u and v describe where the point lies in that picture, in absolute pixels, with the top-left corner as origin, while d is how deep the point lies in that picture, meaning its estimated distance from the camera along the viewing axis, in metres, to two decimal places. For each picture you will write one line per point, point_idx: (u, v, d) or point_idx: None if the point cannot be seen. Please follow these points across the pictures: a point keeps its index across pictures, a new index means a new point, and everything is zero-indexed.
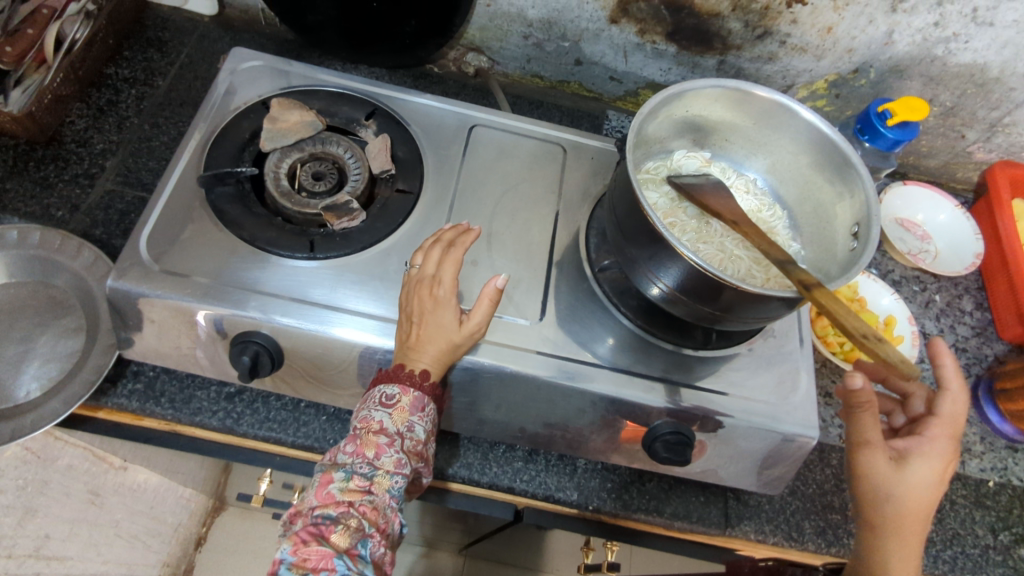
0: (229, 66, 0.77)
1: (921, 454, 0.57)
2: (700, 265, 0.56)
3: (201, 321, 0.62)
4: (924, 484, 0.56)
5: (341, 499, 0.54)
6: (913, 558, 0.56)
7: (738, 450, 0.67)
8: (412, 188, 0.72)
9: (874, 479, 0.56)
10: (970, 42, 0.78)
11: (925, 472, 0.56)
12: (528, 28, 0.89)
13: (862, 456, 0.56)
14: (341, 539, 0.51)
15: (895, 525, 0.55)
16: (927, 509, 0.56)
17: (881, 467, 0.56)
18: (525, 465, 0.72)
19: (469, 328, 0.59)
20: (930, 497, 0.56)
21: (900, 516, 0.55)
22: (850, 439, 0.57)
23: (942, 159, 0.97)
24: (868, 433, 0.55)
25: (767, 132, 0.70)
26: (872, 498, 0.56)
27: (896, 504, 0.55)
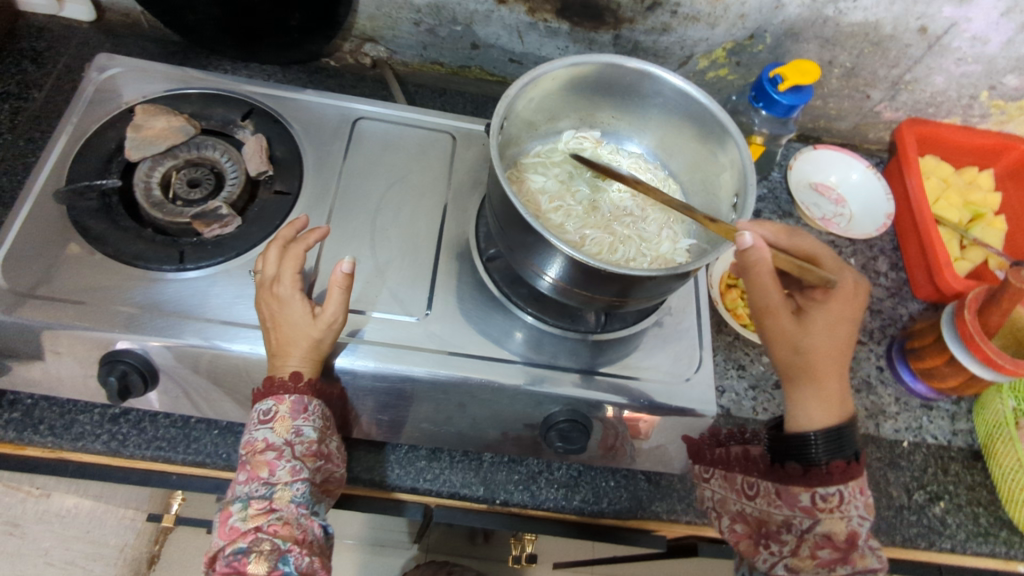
0: (91, 79, 0.74)
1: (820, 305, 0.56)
2: (572, 254, 0.53)
3: (120, 345, 0.60)
4: (829, 329, 0.56)
5: (246, 528, 0.53)
6: (835, 400, 0.56)
7: (652, 437, 0.66)
8: (290, 189, 0.70)
9: (784, 339, 0.56)
10: (859, 1, 0.77)
11: (825, 321, 0.56)
12: (417, 14, 0.86)
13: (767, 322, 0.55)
14: (259, 566, 0.52)
15: (811, 373, 0.56)
16: (838, 353, 0.56)
17: (787, 325, 0.55)
18: (429, 464, 0.71)
19: (324, 320, 0.58)
20: (837, 341, 0.56)
21: (812, 363, 0.55)
22: (754, 308, 0.55)
23: (851, 121, 0.97)
24: (770, 299, 0.54)
25: (649, 105, 0.68)
26: (788, 357, 0.56)
27: (806, 356, 0.55)
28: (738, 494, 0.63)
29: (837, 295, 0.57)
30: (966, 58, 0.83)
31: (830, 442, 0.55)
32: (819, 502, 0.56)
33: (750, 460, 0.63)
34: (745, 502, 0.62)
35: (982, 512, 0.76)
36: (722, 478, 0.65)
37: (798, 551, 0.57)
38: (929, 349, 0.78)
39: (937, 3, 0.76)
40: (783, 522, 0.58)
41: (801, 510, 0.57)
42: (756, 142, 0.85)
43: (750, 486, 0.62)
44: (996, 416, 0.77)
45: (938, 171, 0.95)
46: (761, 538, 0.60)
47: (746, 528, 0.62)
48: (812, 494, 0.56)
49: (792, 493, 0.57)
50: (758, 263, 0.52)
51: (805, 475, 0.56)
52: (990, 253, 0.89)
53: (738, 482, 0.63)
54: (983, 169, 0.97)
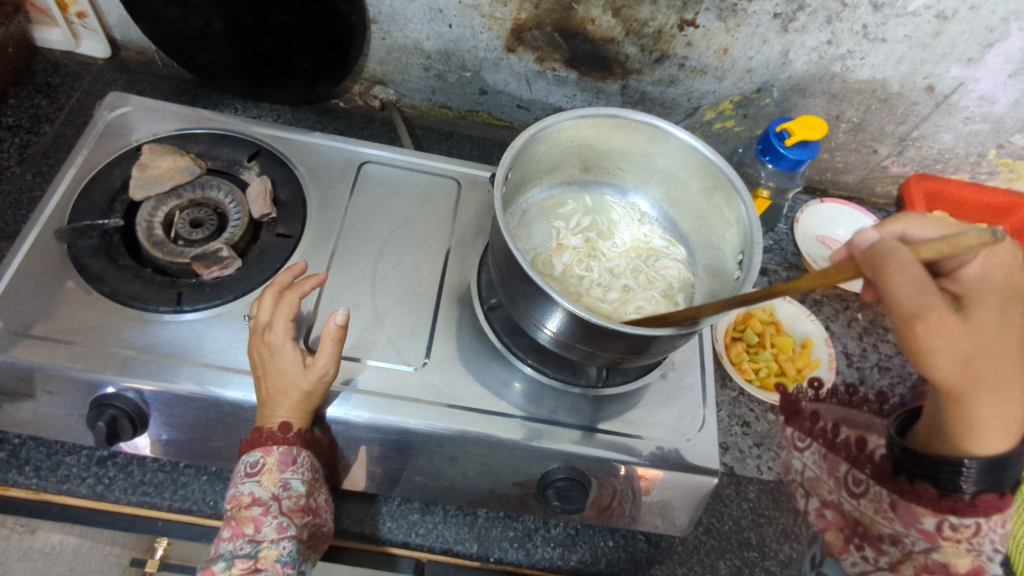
0: (101, 116, 0.75)
1: (977, 285, 0.51)
2: (572, 310, 0.52)
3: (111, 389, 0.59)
4: (991, 324, 0.50)
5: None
6: (1011, 413, 0.51)
7: (655, 493, 0.63)
8: (292, 232, 0.70)
9: (953, 341, 0.49)
10: (866, 59, 0.77)
11: (988, 308, 0.50)
12: (427, 59, 0.87)
13: (922, 332, 0.49)
14: None
15: (985, 384, 0.51)
16: (1012, 357, 0.51)
17: (950, 324, 0.48)
18: (422, 517, 0.69)
19: (316, 371, 0.57)
20: (1008, 334, 0.51)
21: (976, 374, 0.51)
22: (902, 316, 0.48)
23: (859, 174, 0.97)
24: (907, 300, 0.46)
25: (654, 159, 0.68)
26: (955, 369, 0.50)
27: (974, 361, 0.50)
28: (841, 487, 0.69)
29: (999, 265, 0.52)
30: (973, 116, 0.83)
31: (986, 473, 0.52)
32: (945, 530, 0.58)
33: (863, 457, 0.69)
34: (848, 497, 0.68)
35: None
36: (815, 452, 0.75)
37: (897, 565, 0.61)
38: None
39: (944, 63, 0.76)
40: (891, 534, 0.62)
41: (920, 532, 0.59)
42: (763, 196, 0.84)
43: (857, 483, 0.67)
44: None
45: None
46: (854, 538, 0.65)
47: (839, 519, 0.68)
48: (941, 521, 0.58)
49: (916, 514, 0.59)
50: (897, 256, 0.45)
51: (936, 500, 0.57)
52: None
53: (843, 474, 0.69)
54: (992, 227, 0.96)
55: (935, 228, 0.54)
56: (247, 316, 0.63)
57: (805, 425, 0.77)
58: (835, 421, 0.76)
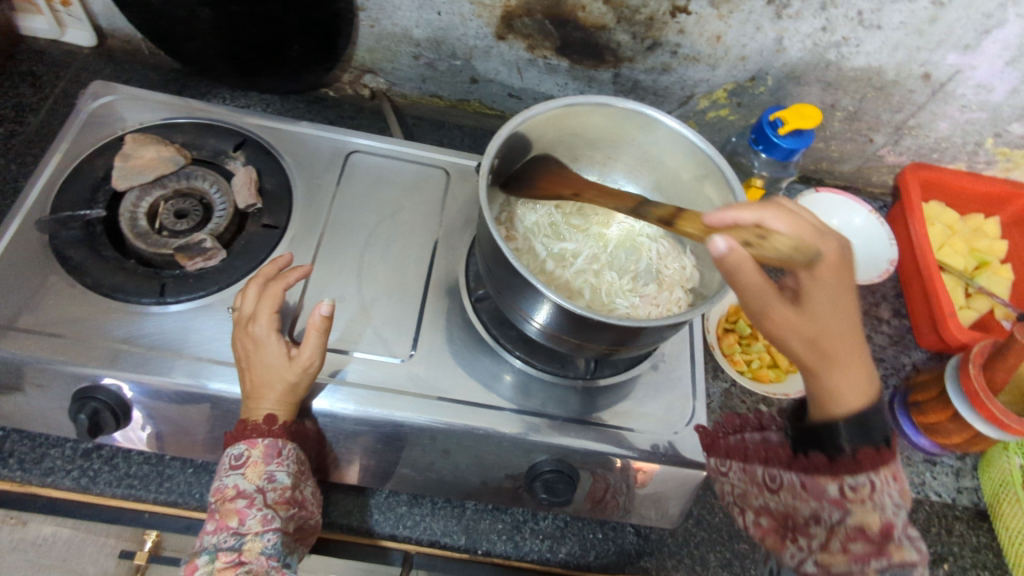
0: (85, 105, 0.74)
1: (810, 279, 0.49)
2: (558, 301, 0.52)
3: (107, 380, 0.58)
4: (832, 308, 0.49)
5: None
6: (865, 379, 0.51)
7: (650, 485, 0.62)
8: (278, 223, 0.69)
9: (791, 333, 0.49)
10: (861, 46, 0.76)
11: (830, 300, 0.49)
12: (417, 48, 0.86)
13: (769, 324, 0.49)
14: None
15: (832, 362, 0.50)
16: (849, 327, 0.50)
17: (793, 324, 0.49)
18: (409, 510, 0.69)
19: (300, 363, 0.56)
20: (849, 319, 0.50)
21: (823, 350, 0.49)
22: (747, 311, 0.50)
23: (855, 163, 0.96)
24: (754, 298, 0.48)
25: (645, 149, 0.67)
26: (803, 352, 0.50)
27: (822, 342, 0.49)
28: (760, 486, 0.58)
29: (828, 264, 0.49)
30: (971, 105, 0.82)
31: (856, 430, 0.50)
32: (848, 493, 0.50)
33: (770, 452, 0.58)
34: (768, 495, 0.57)
35: None
36: (740, 472, 0.60)
37: (827, 546, 0.51)
38: (932, 404, 0.75)
39: (941, 50, 0.75)
40: (811, 514, 0.53)
41: (829, 502, 0.51)
42: (755, 185, 0.83)
43: (773, 478, 0.57)
44: (1003, 475, 0.74)
45: (943, 217, 0.93)
46: (787, 533, 0.55)
47: (773, 522, 0.56)
48: (840, 484, 0.51)
49: (818, 484, 0.52)
50: (744, 263, 0.46)
51: (832, 465, 0.51)
52: (996, 302, 0.87)
53: (761, 476, 0.58)
54: (989, 216, 0.96)
55: (789, 220, 0.48)
56: (232, 309, 0.62)
57: (722, 449, 0.62)
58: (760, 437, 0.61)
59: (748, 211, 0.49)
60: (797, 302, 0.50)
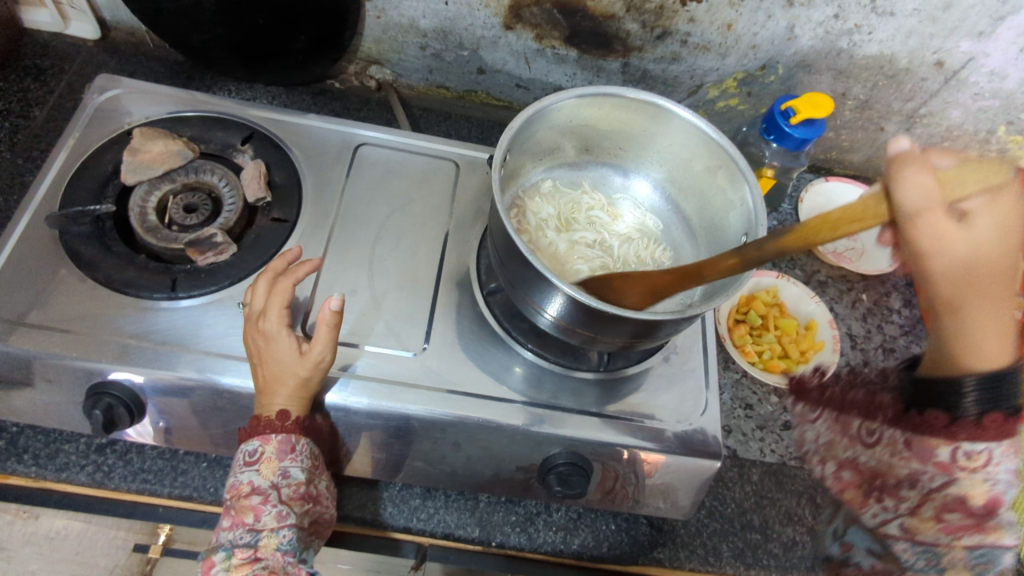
0: (91, 100, 0.73)
1: (991, 197, 0.45)
2: (572, 295, 0.51)
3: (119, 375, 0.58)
4: (998, 238, 0.45)
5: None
6: (1011, 330, 0.44)
7: (658, 476, 0.62)
8: (288, 217, 0.69)
9: (945, 250, 0.45)
10: (874, 33, 0.75)
11: (994, 222, 0.45)
12: (424, 38, 0.85)
13: (919, 229, 0.45)
14: None
15: (974, 298, 0.45)
16: (1015, 266, 0.45)
17: (945, 236, 0.45)
18: (423, 503, 0.69)
19: (312, 358, 0.56)
20: (1017, 248, 0.45)
21: (973, 286, 0.45)
22: (898, 217, 0.45)
23: (864, 152, 0.95)
24: (911, 198, 0.44)
25: (656, 139, 0.66)
26: (941, 282, 0.46)
27: (973, 270, 0.45)
28: (853, 440, 0.60)
29: (1011, 191, 0.45)
30: (983, 92, 0.82)
31: (987, 391, 0.44)
32: (960, 459, 0.47)
33: (874, 409, 0.59)
34: (861, 450, 0.58)
35: None
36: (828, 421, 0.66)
37: (918, 510, 0.49)
38: None
39: (954, 37, 0.75)
40: (908, 477, 0.51)
41: (935, 465, 0.48)
42: (767, 175, 0.83)
43: (871, 433, 0.57)
44: None
45: None
46: (873, 491, 0.54)
47: (856, 478, 0.58)
48: (954, 448, 0.47)
49: (928, 446, 0.49)
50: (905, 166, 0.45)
51: (948, 426, 0.47)
52: None
53: (855, 429, 0.60)
54: None
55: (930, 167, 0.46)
56: (242, 304, 0.62)
57: (816, 398, 0.70)
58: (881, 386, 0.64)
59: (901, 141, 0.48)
60: (961, 220, 0.45)
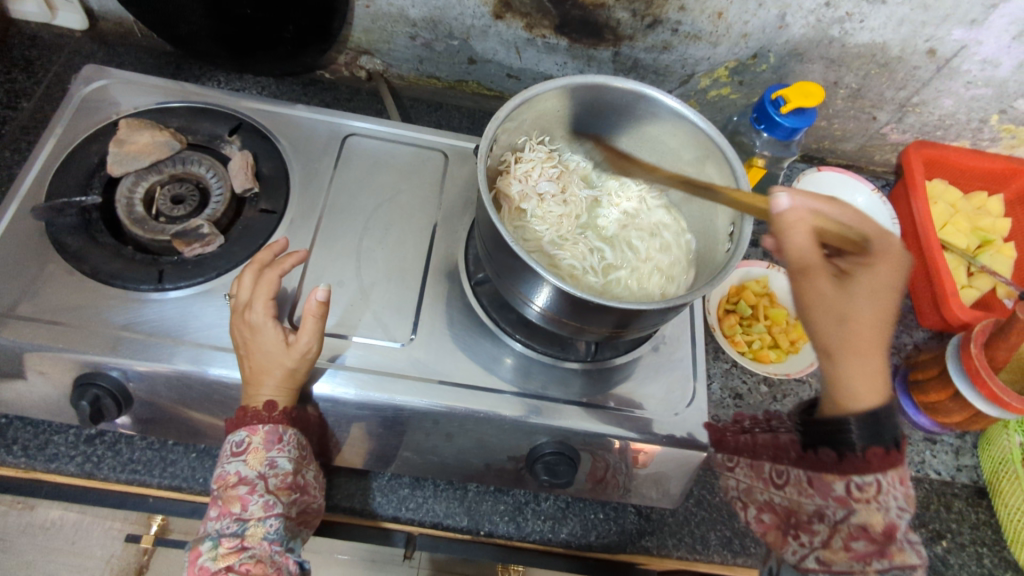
0: (78, 90, 0.73)
1: (868, 264, 0.52)
2: (558, 285, 0.51)
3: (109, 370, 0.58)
4: (871, 301, 0.51)
5: (217, 568, 0.52)
6: (879, 376, 0.51)
7: (652, 466, 0.63)
8: (276, 208, 0.69)
9: (823, 304, 0.51)
10: (866, 21, 0.74)
11: (875, 283, 0.52)
12: (413, 28, 0.84)
13: (807, 282, 0.52)
14: None
15: (850, 347, 0.51)
16: (885, 328, 0.51)
17: (825, 294, 0.51)
18: (412, 492, 0.69)
19: (298, 349, 0.56)
20: (886, 309, 0.51)
21: (850, 336, 0.51)
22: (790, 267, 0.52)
23: (857, 142, 0.95)
24: (810, 256, 0.51)
25: (645, 129, 0.66)
26: (831, 327, 0.51)
27: (853, 321, 0.51)
28: (764, 483, 0.64)
29: (891, 254, 0.52)
30: (976, 81, 0.81)
31: (866, 428, 0.51)
32: (854, 492, 0.53)
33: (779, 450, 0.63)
34: (773, 490, 0.63)
35: (986, 553, 0.73)
36: (746, 467, 0.66)
37: (829, 543, 0.56)
38: (933, 383, 0.74)
39: (946, 25, 0.74)
40: (815, 511, 0.57)
41: (835, 499, 0.54)
42: (758, 165, 0.82)
43: (779, 474, 0.61)
44: (1002, 452, 0.74)
45: (946, 195, 0.93)
46: (790, 528, 0.61)
47: (775, 519, 0.64)
48: (847, 483, 0.53)
49: (826, 482, 0.55)
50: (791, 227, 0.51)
51: (838, 462, 0.54)
52: (997, 281, 0.87)
53: (767, 472, 0.64)
54: (992, 194, 0.95)
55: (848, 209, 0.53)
56: (229, 296, 0.62)
57: (731, 446, 0.67)
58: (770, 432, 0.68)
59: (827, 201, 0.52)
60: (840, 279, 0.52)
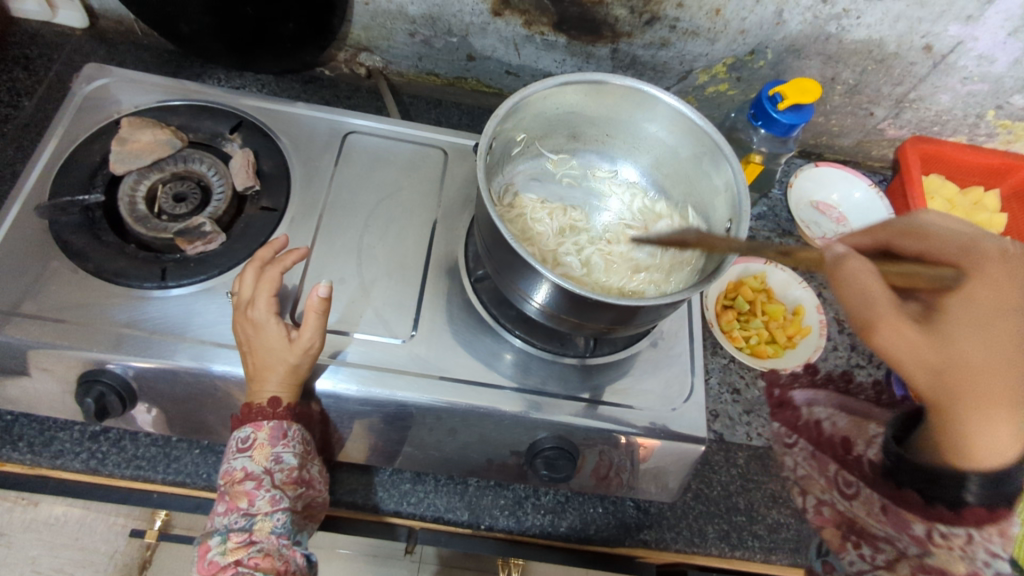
0: (79, 89, 0.73)
1: (954, 299, 0.53)
2: (557, 282, 0.52)
3: (116, 366, 0.59)
4: (975, 344, 0.51)
5: (226, 562, 0.53)
6: (1011, 432, 0.51)
7: (653, 460, 0.63)
8: (276, 205, 0.69)
9: (920, 356, 0.52)
10: (862, 18, 0.75)
11: (967, 317, 0.52)
12: (412, 25, 0.84)
13: (878, 335, 0.53)
14: None
15: (966, 397, 0.52)
16: (1001, 378, 0.51)
17: (909, 339, 0.52)
18: (413, 487, 0.70)
19: (301, 345, 0.57)
20: (987, 351, 0.51)
21: (957, 392, 0.52)
22: (857, 324, 0.54)
23: (854, 137, 0.95)
24: (862, 313, 0.52)
25: (643, 126, 0.66)
26: (925, 385, 0.53)
27: (950, 377, 0.51)
28: (829, 483, 0.73)
29: (976, 280, 0.53)
30: (972, 76, 0.81)
31: (985, 483, 0.56)
32: (934, 536, 0.66)
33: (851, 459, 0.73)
34: (838, 495, 0.72)
35: None
36: (806, 452, 0.76)
37: (891, 564, 0.68)
38: None
39: (942, 21, 0.74)
40: (884, 534, 0.69)
41: (912, 536, 0.67)
42: (754, 161, 0.83)
43: (848, 484, 0.72)
44: None
45: (943, 191, 0.93)
46: (852, 534, 0.70)
47: (835, 518, 0.72)
48: (928, 527, 0.66)
49: (904, 519, 0.68)
50: (850, 268, 0.53)
51: (924, 506, 0.65)
52: None
53: (832, 473, 0.74)
54: (988, 189, 0.95)
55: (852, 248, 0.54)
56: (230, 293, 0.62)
57: (790, 422, 0.77)
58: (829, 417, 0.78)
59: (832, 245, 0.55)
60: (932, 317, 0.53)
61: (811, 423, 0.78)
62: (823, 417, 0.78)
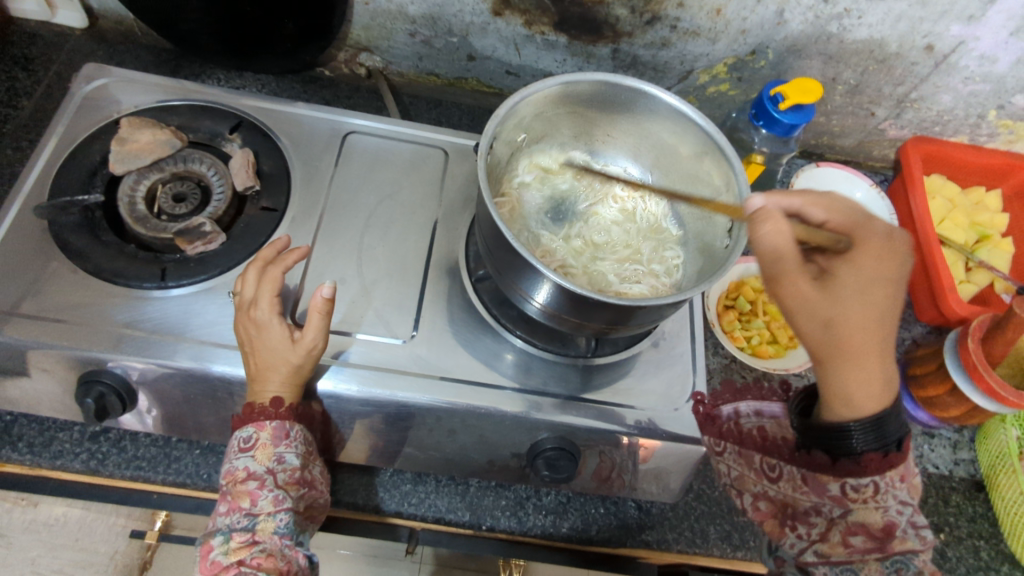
0: (79, 89, 0.73)
1: (846, 264, 0.51)
2: (559, 283, 0.52)
3: (113, 365, 0.58)
4: (858, 301, 0.50)
5: (228, 562, 0.52)
6: (870, 381, 0.51)
7: (652, 460, 0.63)
8: (277, 206, 0.69)
9: (810, 312, 0.50)
10: (863, 18, 0.75)
11: (853, 283, 0.50)
12: (413, 25, 0.84)
13: (782, 290, 0.50)
14: None
15: (841, 355, 0.51)
16: (874, 330, 0.50)
17: (808, 299, 0.49)
18: (414, 488, 0.70)
19: (303, 345, 0.57)
20: (874, 306, 0.50)
21: (844, 345, 0.50)
22: (763, 276, 0.50)
23: (856, 138, 0.95)
24: (777, 264, 0.49)
25: (644, 125, 0.66)
26: (817, 333, 0.50)
27: (841, 328, 0.50)
28: (758, 474, 0.65)
29: (863, 250, 0.52)
30: (974, 76, 0.81)
31: (870, 434, 0.53)
32: (850, 493, 0.56)
33: (769, 444, 0.64)
34: (767, 483, 0.64)
35: (983, 546, 0.74)
36: (734, 454, 0.65)
37: (827, 535, 0.59)
38: (930, 379, 0.75)
39: (944, 21, 0.74)
40: (812, 507, 0.59)
41: (830, 499, 0.57)
42: (756, 161, 0.82)
43: (772, 469, 0.63)
44: (1000, 447, 0.75)
45: (944, 191, 0.93)
46: (787, 520, 0.62)
47: (770, 508, 0.64)
48: (842, 485, 0.56)
49: (822, 482, 0.57)
50: (768, 221, 0.49)
51: (833, 465, 0.55)
52: (995, 275, 0.87)
53: (758, 463, 0.65)
54: (990, 189, 0.95)
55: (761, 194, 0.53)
56: (231, 294, 0.62)
57: (716, 430, 0.65)
58: (755, 412, 0.68)
59: (791, 197, 0.55)
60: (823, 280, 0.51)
61: (731, 419, 0.67)
62: (749, 416, 0.68)
